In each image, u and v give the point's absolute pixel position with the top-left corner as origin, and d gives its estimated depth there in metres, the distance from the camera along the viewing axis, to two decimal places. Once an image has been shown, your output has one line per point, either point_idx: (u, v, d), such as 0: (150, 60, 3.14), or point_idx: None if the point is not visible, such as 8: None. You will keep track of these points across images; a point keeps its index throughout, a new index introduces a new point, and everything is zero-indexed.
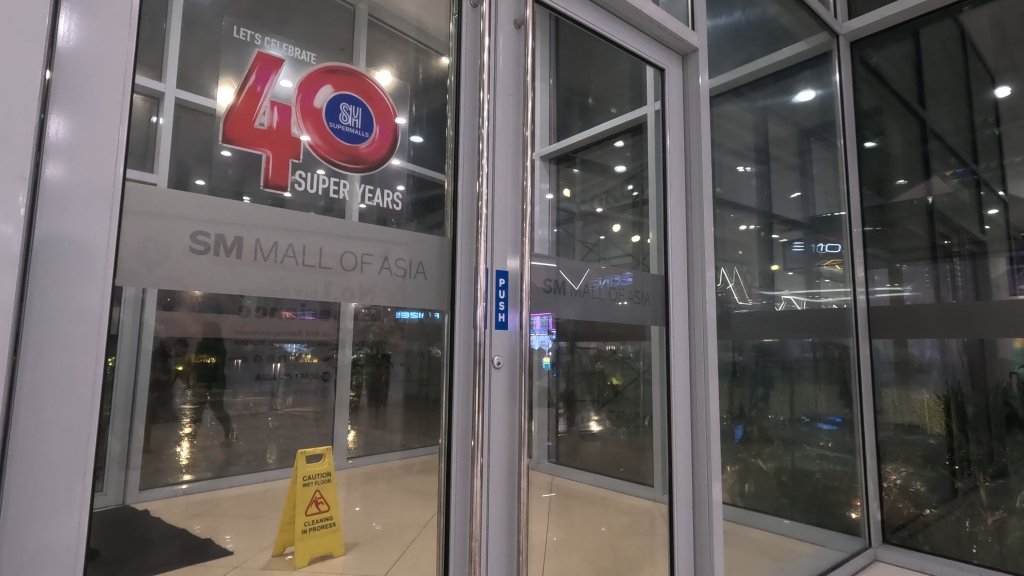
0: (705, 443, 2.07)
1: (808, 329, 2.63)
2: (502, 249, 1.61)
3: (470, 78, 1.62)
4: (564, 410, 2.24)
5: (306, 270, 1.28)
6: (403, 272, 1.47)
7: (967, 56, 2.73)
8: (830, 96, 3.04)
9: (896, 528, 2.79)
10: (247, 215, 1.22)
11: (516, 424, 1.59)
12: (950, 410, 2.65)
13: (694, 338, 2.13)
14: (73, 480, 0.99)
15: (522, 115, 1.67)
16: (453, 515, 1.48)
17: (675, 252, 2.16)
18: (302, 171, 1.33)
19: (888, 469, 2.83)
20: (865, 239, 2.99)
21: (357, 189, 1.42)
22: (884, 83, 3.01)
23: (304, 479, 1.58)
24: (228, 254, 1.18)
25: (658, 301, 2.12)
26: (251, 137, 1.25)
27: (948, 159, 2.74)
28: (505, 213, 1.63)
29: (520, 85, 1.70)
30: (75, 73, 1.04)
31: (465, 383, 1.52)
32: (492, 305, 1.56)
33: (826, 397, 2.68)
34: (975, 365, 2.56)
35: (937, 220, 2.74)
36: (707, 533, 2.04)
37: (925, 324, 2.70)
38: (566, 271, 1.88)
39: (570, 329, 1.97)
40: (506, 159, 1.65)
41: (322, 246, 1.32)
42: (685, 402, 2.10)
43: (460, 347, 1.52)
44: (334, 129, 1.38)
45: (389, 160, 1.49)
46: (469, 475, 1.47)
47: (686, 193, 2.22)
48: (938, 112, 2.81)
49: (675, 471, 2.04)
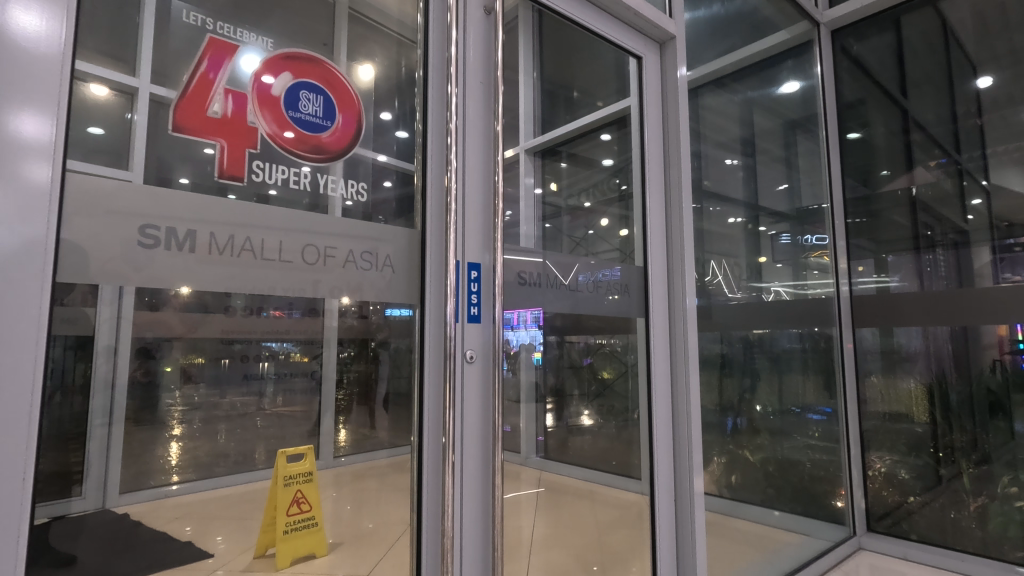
0: (687, 436, 2.06)
1: (795, 321, 2.63)
2: (474, 242, 1.59)
3: (437, 71, 1.59)
4: (552, 404, 2.30)
5: (265, 264, 1.23)
6: (372, 265, 1.42)
7: (948, 46, 2.74)
8: (813, 87, 3.04)
9: (881, 516, 2.81)
10: (217, 211, 1.18)
11: (491, 420, 1.56)
12: (933, 397, 2.68)
13: (675, 327, 2.12)
14: (12, 488, 0.96)
15: (492, 109, 1.64)
16: (425, 513, 1.46)
17: (654, 243, 2.14)
18: (260, 162, 1.27)
19: (873, 458, 2.85)
20: (849, 230, 3.01)
21: (326, 181, 1.38)
22: (867, 73, 3.02)
23: (284, 479, 1.59)
24: (180, 249, 1.13)
25: (639, 292, 2.10)
26: (203, 126, 1.20)
27: (931, 150, 2.76)
28: (476, 206, 1.60)
29: (490, 77, 1.67)
30: (9, 60, 0.98)
31: (435, 376, 1.49)
32: (464, 300, 1.54)
33: (813, 387, 2.71)
34: (959, 353, 2.58)
35: (919, 210, 2.76)
36: (689, 521, 2.03)
37: (908, 312, 2.73)
38: (555, 265, 1.87)
39: (556, 324, 2.02)
40: (477, 156, 1.62)
41: (282, 239, 1.26)
42: (666, 394, 2.09)
43: (431, 342, 1.50)
44: (293, 117, 1.32)
45: (352, 151, 1.44)
46: (441, 473, 1.45)
47: (666, 186, 2.21)
48: (920, 102, 2.82)
49: (657, 464, 2.04)
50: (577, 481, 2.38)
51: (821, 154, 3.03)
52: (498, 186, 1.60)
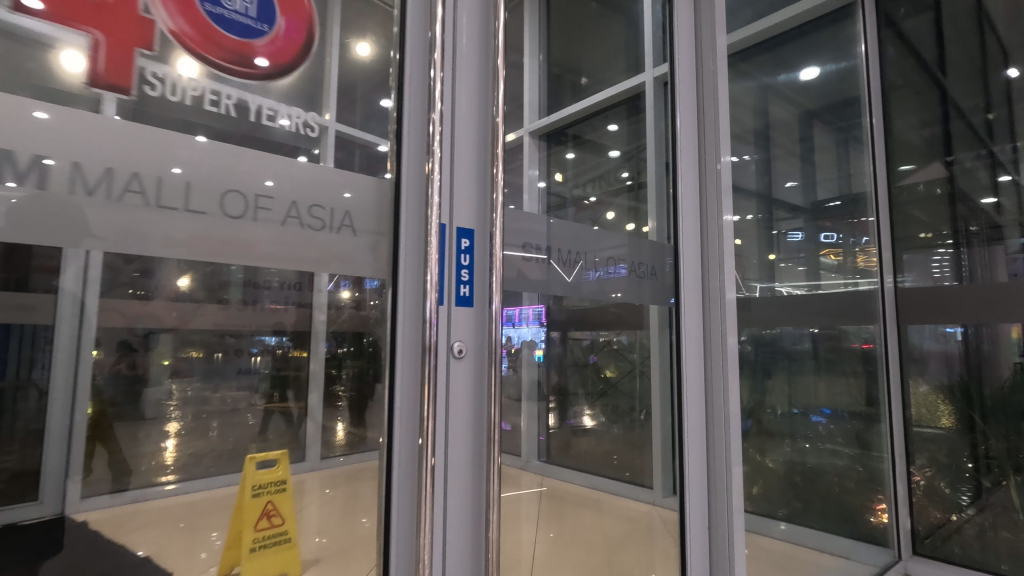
0: (724, 447, 1.83)
1: (814, 318, 2.44)
2: (463, 204, 1.39)
3: (418, 54, 1.36)
4: (555, 404, 2.47)
5: (164, 213, 1.00)
6: (321, 223, 1.19)
7: (982, 31, 2.56)
8: (851, 69, 2.81)
9: (927, 536, 2.56)
10: (79, 139, 0.92)
11: (484, 419, 1.38)
12: (967, 401, 2.48)
13: (710, 314, 1.90)
14: None
15: (489, 94, 1.44)
16: (395, 526, 1.26)
17: (687, 230, 1.93)
18: (155, 70, 1.03)
19: (920, 463, 2.60)
20: (895, 224, 2.74)
21: (258, 101, 1.16)
22: (913, 51, 2.77)
23: (253, 489, 1.29)
24: (23, 183, 0.88)
25: (657, 277, 1.93)
26: (75, 12, 0.94)
27: (965, 139, 2.55)
28: (467, 175, 1.40)
29: (488, 45, 1.45)
30: None
31: (411, 370, 1.29)
32: (452, 278, 1.35)
33: (825, 388, 2.52)
34: (971, 357, 2.46)
35: (958, 200, 2.55)
36: (725, 527, 1.81)
37: (958, 305, 2.45)
38: (558, 261, 1.67)
39: (562, 320, 2.14)
40: (468, 149, 1.41)
41: (190, 179, 1.03)
42: (699, 403, 1.87)
43: (406, 332, 1.30)
44: (208, 14, 1.09)
45: (290, 66, 1.21)
46: (417, 485, 1.26)
47: (700, 172, 1.98)
48: (960, 85, 2.60)
49: (686, 470, 1.82)
50: (583, 489, 2.46)
51: (865, 142, 2.79)
52: (497, 179, 1.41)
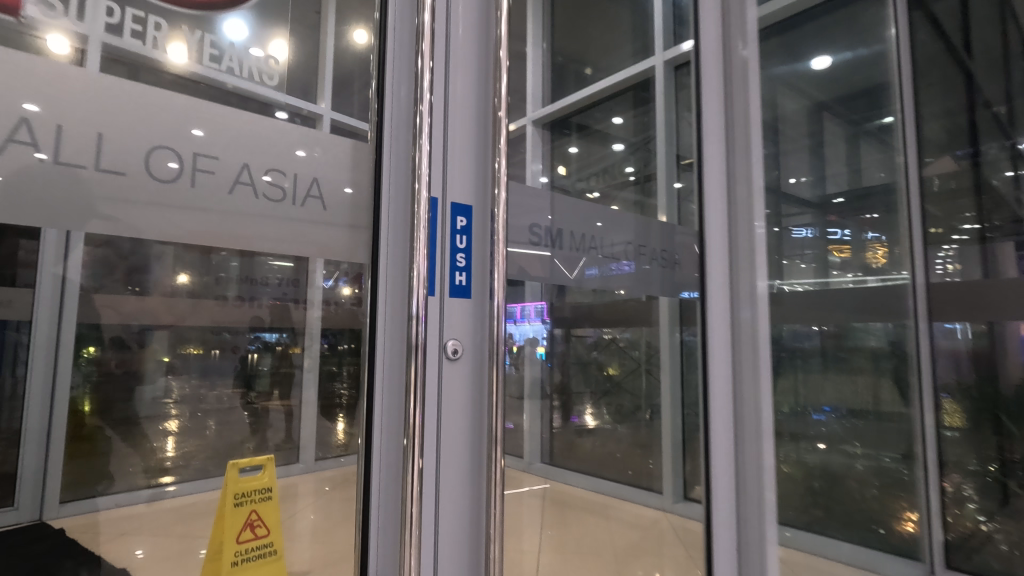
0: (755, 450, 1.76)
1: (826, 317, 2.32)
2: (461, 176, 1.27)
3: (404, 45, 1.22)
4: (559, 402, 2.38)
5: (68, 168, 0.86)
6: (280, 194, 1.06)
7: (1006, 16, 2.41)
8: (881, 53, 2.64)
9: (959, 549, 2.39)
10: None
11: (484, 424, 1.27)
12: (993, 404, 2.27)
13: (738, 305, 1.81)
14: None
15: (490, 84, 1.30)
16: (374, 532, 1.16)
17: (714, 226, 1.83)
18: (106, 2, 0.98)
19: (952, 466, 2.37)
20: (925, 213, 2.49)
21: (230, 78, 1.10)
22: (942, 32, 2.55)
23: (235, 498, 1.19)
24: None
25: (660, 265, 1.81)
26: None
27: (989, 127, 2.38)
28: (464, 165, 1.27)
29: (488, 35, 1.31)
30: None
31: (394, 369, 1.18)
32: (446, 261, 1.23)
33: (832, 386, 2.49)
34: (990, 356, 2.26)
35: (983, 190, 2.36)
36: (755, 535, 1.74)
37: (998, 301, 2.09)
38: (560, 259, 1.54)
39: (568, 314, 2.00)
40: (467, 144, 1.28)
41: (102, 130, 0.89)
42: (727, 390, 1.77)
43: (387, 329, 1.18)
44: None
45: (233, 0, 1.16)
46: (402, 498, 1.14)
47: (728, 170, 1.87)
48: (985, 72, 2.43)
49: (714, 466, 1.74)
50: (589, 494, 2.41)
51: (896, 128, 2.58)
52: (499, 176, 1.28)
